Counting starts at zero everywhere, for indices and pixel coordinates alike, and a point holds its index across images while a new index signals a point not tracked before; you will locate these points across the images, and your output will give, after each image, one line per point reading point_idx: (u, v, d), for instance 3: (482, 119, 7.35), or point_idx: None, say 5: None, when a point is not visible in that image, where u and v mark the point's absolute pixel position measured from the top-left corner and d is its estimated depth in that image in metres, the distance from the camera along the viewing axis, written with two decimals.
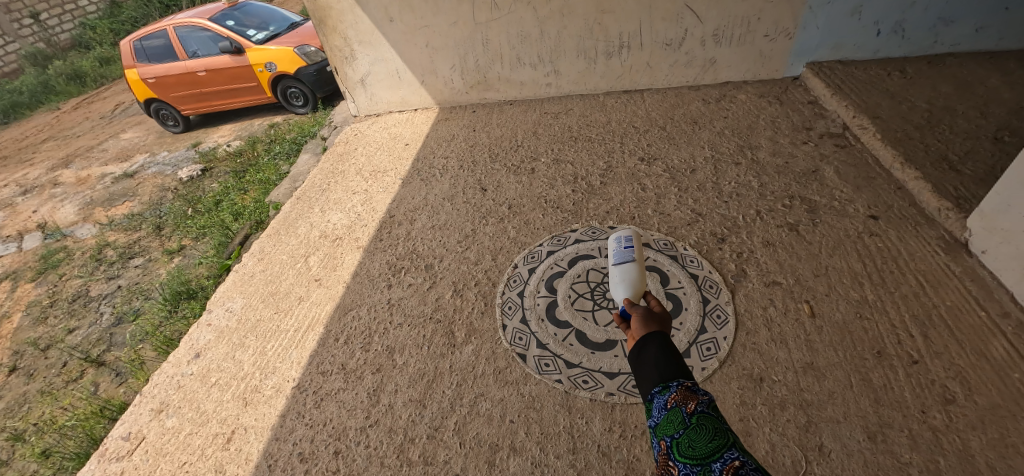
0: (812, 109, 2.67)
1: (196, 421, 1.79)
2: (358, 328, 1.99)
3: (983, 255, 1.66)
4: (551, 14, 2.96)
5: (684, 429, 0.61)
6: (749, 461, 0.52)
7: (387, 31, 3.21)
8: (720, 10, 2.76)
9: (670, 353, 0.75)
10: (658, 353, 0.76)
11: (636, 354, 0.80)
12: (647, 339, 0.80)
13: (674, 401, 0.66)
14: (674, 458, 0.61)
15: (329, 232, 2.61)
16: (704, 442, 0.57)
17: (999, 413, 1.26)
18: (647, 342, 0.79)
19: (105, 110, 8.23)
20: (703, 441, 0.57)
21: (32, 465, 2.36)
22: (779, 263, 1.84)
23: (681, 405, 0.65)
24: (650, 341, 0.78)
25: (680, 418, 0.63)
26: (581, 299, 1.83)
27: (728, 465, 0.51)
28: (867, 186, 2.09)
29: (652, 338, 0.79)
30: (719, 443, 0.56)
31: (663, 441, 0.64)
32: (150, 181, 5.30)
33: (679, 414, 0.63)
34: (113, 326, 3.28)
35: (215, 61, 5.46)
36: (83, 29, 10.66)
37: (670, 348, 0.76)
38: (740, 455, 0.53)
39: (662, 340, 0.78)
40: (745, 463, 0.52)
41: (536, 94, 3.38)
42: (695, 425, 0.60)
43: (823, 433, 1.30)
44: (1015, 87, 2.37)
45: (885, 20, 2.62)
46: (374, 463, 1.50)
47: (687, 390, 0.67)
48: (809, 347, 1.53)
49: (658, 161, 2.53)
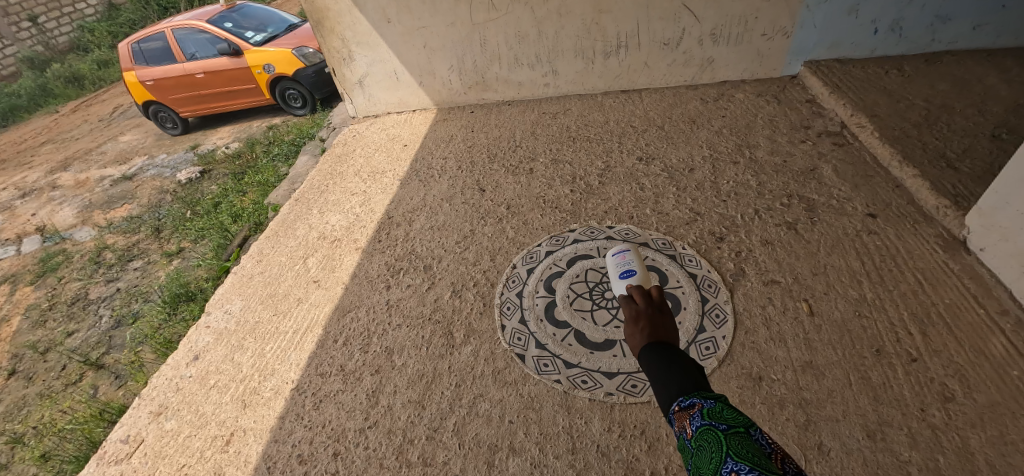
0: (810, 107, 2.66)
1: (195, 423, 1.78)
2: (358, 329, 1.99)
3: (981, 252, 1.66)
4: (549, 14, 2.96)
5: (693, 458, 0.61)
6: (743, 467, 0.51)
7: (385, 32, 3.21)
8: (717, 10, 2.76)
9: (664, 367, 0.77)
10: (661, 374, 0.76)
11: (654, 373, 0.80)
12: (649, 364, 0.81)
13: (678, 430, 0.66)
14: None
15: (328, 234, 2.61)
16: (708, 464, 0.56)
17: (998, 411, 1.26)
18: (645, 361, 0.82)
19: (104, 113, 8.23)
20: (707, 464, 0.57)
21: (32, 468, 2.36)
22: (778, 263, 1.84)
23: (684, 430, 0.65)
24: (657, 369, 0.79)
25: (688, 448, 0.63)
26: (581, 299, 1.82)
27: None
28: (865, 185, 2.09)
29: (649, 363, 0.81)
30: (718, 458, 0.55)
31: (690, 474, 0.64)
32: (148, 184, 5.29)
33: (685, 443, 0.64)
34: (113, 329, 3.27)
35: (213, 64, 5.45)
36: (82, 31, 10.67)
37: (664, 360, 0.78)
38: (735, 463, 0.52)
39: (655, 363, 0.79)
40: (739, 471, 0.51)
41: (535, 94, 3.37)
42: (697, 448, 0.60)
43: (823, 431, 1.30)
44: (1012, 85, 2.38)
45: (882, 19, 2.63)
46: (373, 465, 1.50)
47: (686, 408, 0.67)
48: (808, 346, 1.52)
49: (657, 160, 2.53)
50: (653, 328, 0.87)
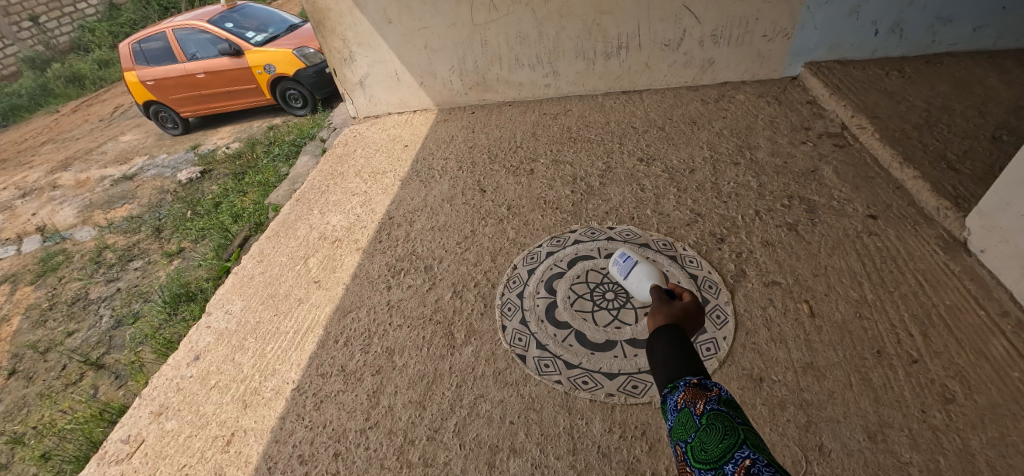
0: (811, 109, 2.67)
1: (196, 424, 1.78)
2: (358, 329, 1.99)
3: (982, 253, 1.66)
4: (550, 15, 2.96)
5: (696, 432, 0.61)
6: (760, 458, 0.51)
7: (386, 32, 3.21)
8: (719, 10, 2.76)
9: (678, 347, 0.77)
10: (668, 348, 0.78)
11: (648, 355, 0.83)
12: (660, 332, 0.83)
13: (683, 401, 0.66)
14: (690, 462, 0.60)
15: (329, 234, 2.61)
16: (716, 442, 0.56)
17: (998, 412, 1.27)
18: (659, 338, 0.81)
19: (104, 113, 8.23)
20: (714, 441, 0.57)
21: (32, 468, 2.36)
22: (779, 264, 1.84)
23: (690, 406, 0.65)
24: (653, 345, 0.82)
25: (692, 421, 0.63)
26: (581, 299, 1.83)
27: (739, 467, 0.50)
28: (866, 186, 2.09)
29: (659, 333, 0.83)
30: (731, 442, 0.55)
31: (678, 445, 0.64)
32: (149, 184, 5.30)
33: (690, 415, 0.64)
34: (114, 329, 3.28)
35: (213, 64, 5.46)
36: (82, 31, 10.66)
37: (679, 343, 0.78)
38: (751, 452, 0.53)
39: (670, 335, 0.80)
40: (755, 460, 0.51)
41: (535, 95, 3.38)
42: (705, 426, 0.60)
43: (824, 432, 1.30)
44: (1012, 87, 2.38)
45: (883, 20, 2.63)
46: (374, 465, 1.50)
47: (698, 390, 0.67)
48: (809, 347, 1.53)
49: (658, 161, 2.53)
50: (689, 331, 0.89)
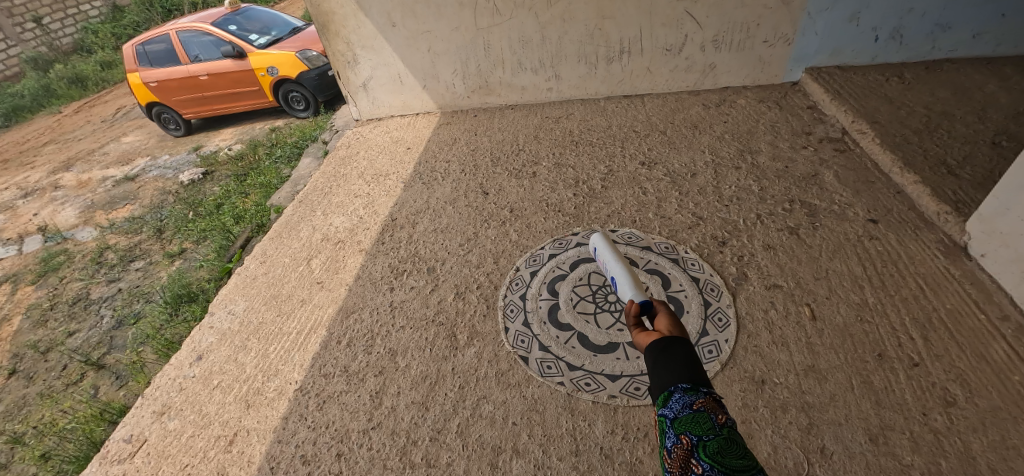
0: (812, 113, 2.69)
1: (198, 423, 1.79)
2: (361, 331, 1.99)
3: (982, 258, 1.67)
4: (552, 20, 2.98)
5: (714, 436, 0.63)
6: None
7: (389, 36, 3.23)
8: (720, 16, 2.79)
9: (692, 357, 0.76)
10: (688, 352, 0.77)
11: (659, 349, 0.79)
12: (677, 335, 0.82)
13: (701, 404, 0.67)
14: (699, 457, 0.62)
15: (331, 235, 2.62)
16: (735, 457, 0.60)
17: (998, 416, 1.27)
18: (678, 344, 0.78)
19: (106, 114, 8.25)
20: (735, 455, 0.60)
21: (32, 468, 2.36)
22: (780, 267, 1.85)
23: (709, 411, 0.66)
24: (672, 342, 0.79)
25: (709, 425, 0.65)
26: (583, 302, 1.83)
27: None
28: (866, 190, 2.11)
29: (678, 336, 0.81)
30: (749, 463, 0.60)
31: (684, 436, 0.65)
32: (150, 184, 5.32)
33: (709, 420, 0.65)
34: (114, 329, 3.28)
35: (216, 66, 5.49)
36: (87, 34, 10.74)
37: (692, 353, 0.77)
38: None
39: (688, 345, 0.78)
40: None
41: (537, 99, 3.40)
42: (726, 436, 0.63)
43: (826, 435, 1.31)
44: (1012, 93, 2.40)
45: (883, 27, 2.65)
46: (377, 466, 1.50)
47: (716, 401, 0.68)
48: (810, 350, 1.53)
49: (659, 165, 2.55)
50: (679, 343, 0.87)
